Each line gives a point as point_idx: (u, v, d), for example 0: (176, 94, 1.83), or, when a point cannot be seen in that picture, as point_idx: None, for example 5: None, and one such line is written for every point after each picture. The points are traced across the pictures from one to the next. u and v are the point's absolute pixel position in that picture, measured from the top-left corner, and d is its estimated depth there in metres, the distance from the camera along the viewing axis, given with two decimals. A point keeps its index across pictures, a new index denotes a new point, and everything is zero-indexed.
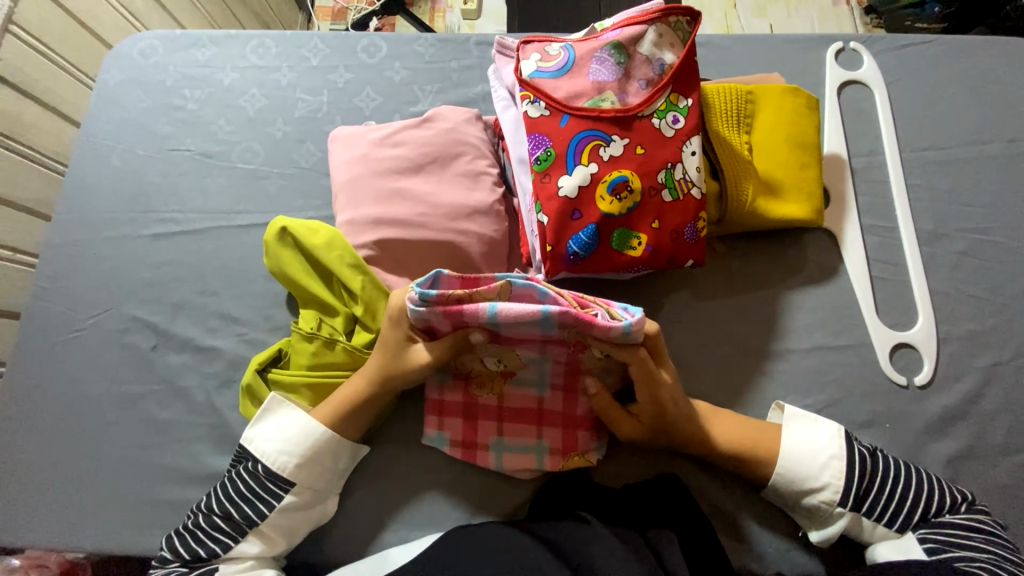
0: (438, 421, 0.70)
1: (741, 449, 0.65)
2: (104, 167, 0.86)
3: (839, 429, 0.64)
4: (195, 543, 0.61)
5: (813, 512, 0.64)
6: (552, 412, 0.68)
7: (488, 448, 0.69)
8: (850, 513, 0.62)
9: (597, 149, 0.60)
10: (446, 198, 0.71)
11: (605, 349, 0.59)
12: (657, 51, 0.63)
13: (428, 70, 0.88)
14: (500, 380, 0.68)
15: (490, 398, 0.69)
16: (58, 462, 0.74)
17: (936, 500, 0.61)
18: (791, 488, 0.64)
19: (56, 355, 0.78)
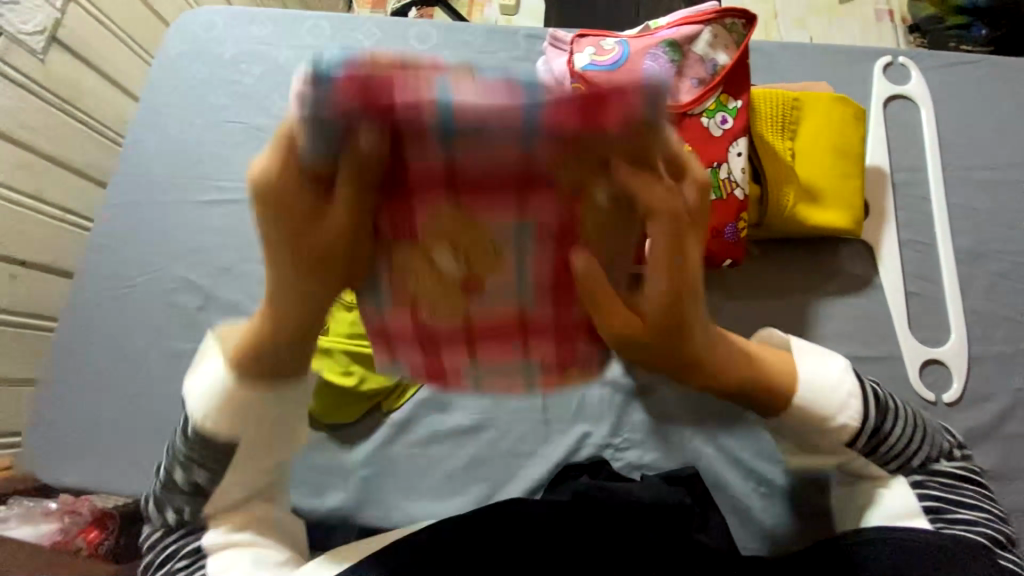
0: (388, 350, 0.51)
1: (763, 375, 0.52)
2: (162, 134, 0.90)
3: (849, 362, 0.54)
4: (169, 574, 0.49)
5: (824, 448, 0.55)
6: (540, 324, 0.47)
7: (460, 371, 0.51)
8: (852, 453, 0.54)
9: None
10: None
11: (621, 176, 0.38)
12: (711, 52, 0.64)
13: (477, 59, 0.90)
14: (461, 294, 0.44)
15: (446, 317, 0.45)
16: (105, 410, 0.78)
17: (932, 437, 0.55)
18: (795, 420, 0.53)
19: (108, 308, 0.82)
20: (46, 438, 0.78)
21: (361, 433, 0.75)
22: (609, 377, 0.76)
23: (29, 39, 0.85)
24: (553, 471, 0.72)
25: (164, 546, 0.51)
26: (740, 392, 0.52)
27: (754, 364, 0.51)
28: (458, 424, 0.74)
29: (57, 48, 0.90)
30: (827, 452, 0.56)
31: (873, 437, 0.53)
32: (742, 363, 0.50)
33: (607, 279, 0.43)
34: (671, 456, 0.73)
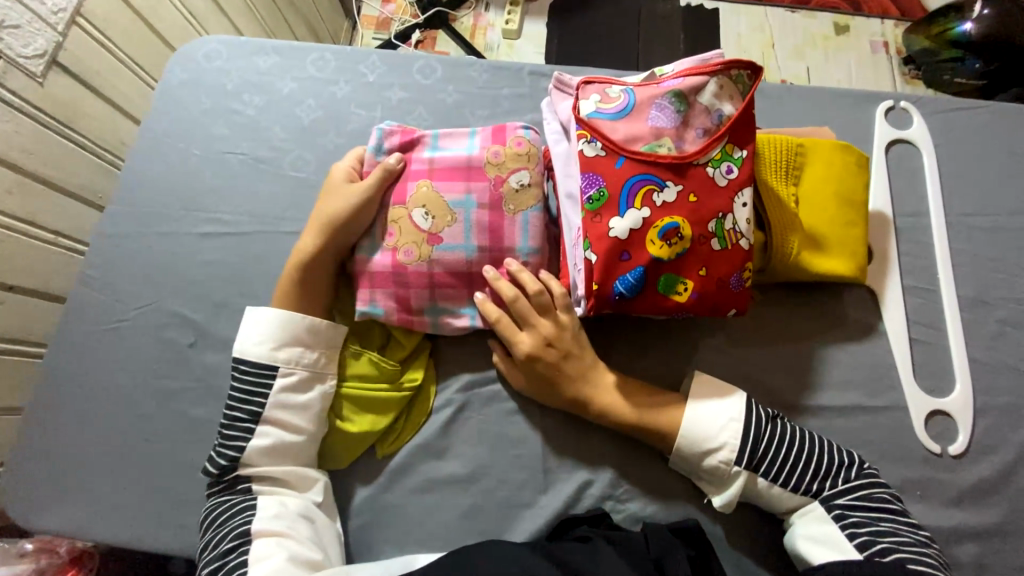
0: (369, 294, 0.71)
1: (651, 407, 0.69)
2: (160, 163, 0.89)
3: (741, 396, 0.67)
4: (217, 562, 0.58)
5: (712, 476, 0.67)
6: (456, 276, 0.71)
7: (423, 314, 0.72)
8: (745, 473, 0.65)
9: (651, 194, 0.61)
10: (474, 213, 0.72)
11: (544, 299, 0.70)
12: (716, 102, 0.64)
13: (481, 95, 0.90)
14: (427, 242, 0.71)
15: (419, 264, 0.71)
16: (89, 449, 0.76)
17: (823, 462, 0.64)
18: (692, 452, 0.67)
19: (98, 342, 0.80)
20: (26, 478, 0.75)
21: (353, 479, 0.72)
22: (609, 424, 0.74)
23: (28, 62, 0.84)
24: (549, 523, 0.70)
25: (209, 545, 0.60)
26: (633, 421, 0.69)
27: (646, 404, 0.70)
28: (454, 471, 0.72)
29: (57, 71, 0.88)
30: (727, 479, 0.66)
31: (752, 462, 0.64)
32: (637, 401, 0.70)
33: (539, 323, 0.70)
34: (673, 507, 0.71)
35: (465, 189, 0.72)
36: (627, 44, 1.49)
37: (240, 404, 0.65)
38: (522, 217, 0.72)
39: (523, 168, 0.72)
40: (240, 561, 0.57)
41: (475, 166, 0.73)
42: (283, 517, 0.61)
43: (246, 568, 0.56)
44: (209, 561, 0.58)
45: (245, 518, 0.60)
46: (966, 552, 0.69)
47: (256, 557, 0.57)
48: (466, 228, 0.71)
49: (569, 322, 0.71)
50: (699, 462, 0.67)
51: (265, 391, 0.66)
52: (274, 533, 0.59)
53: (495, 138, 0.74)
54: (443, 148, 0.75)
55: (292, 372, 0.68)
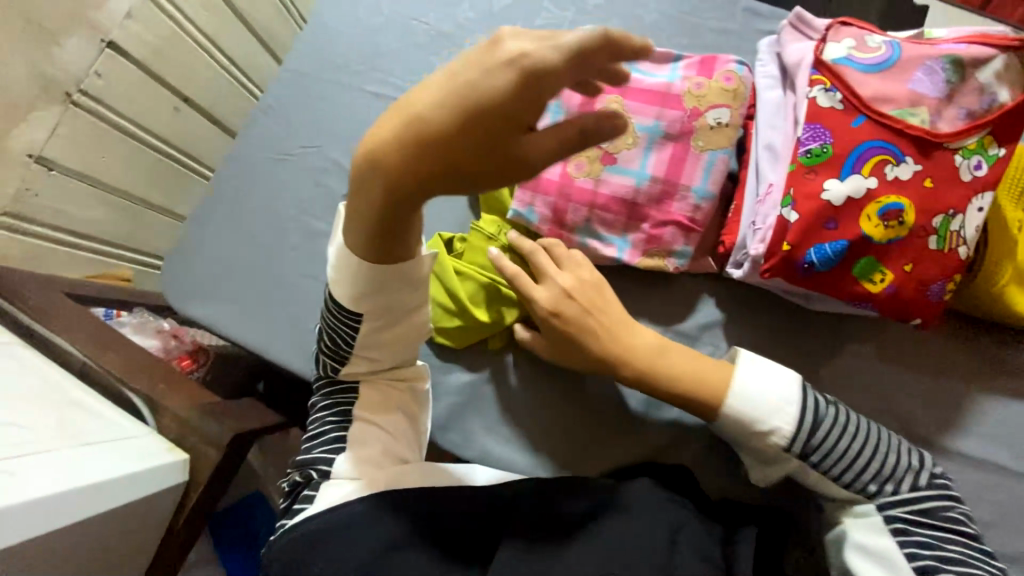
0: (529, 196, 0.70)
1: (694, 386, 0.62)
2: (349, 14, 0.89)
3: (797, 376, 0.60)
4: (320, 431, 0.61)
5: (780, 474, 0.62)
6: (620, 203, 0.68)
7: (574, 231, 0.70)
8: (795, 459, 0.59)
9: (884, 165, 0.54)
10: (660, 147, 0.68)
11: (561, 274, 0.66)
12: (995, 84, 0.54)
13: (684, 22, 0.83)
14: (601, 162, 0.69)
15: (587, 180, 0.69)
16: (238, 262, 0.82)
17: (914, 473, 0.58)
18: (742, 428, 0.60)
19: (263, 169, 0.85)
20: (181, 268, 0.83)
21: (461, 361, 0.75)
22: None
23: None
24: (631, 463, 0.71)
25: (318, 408, 0.63)
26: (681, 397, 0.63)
27: (683, 370, 0.62)
28: (555, 388, 0.73)
29: None
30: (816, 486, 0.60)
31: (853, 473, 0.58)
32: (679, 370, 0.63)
33: (570, 302, 0.65)
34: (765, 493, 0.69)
35: (658, 115, 0.68)
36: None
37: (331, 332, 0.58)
38: (708, 156, 0.67)
39: (725, 106, 0.67)
40: (341, 436, 0.59)
41: (673, 94, 0.68)
42: (383, 410, 0.62)
43: (345, 445, 0.59)
44: (312, 429, 0.61)
45: (346, 401, 0.61)
46: None
47: (355, 438, 0.59)
48: (643, 157, 0.68)
49: (596, 280, 0.66)
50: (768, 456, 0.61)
51: (350, 331, 0.57)
52: (373, 422, 0.60)
53: (702, 69, 0.68)
54: (642, 70, 0.71)
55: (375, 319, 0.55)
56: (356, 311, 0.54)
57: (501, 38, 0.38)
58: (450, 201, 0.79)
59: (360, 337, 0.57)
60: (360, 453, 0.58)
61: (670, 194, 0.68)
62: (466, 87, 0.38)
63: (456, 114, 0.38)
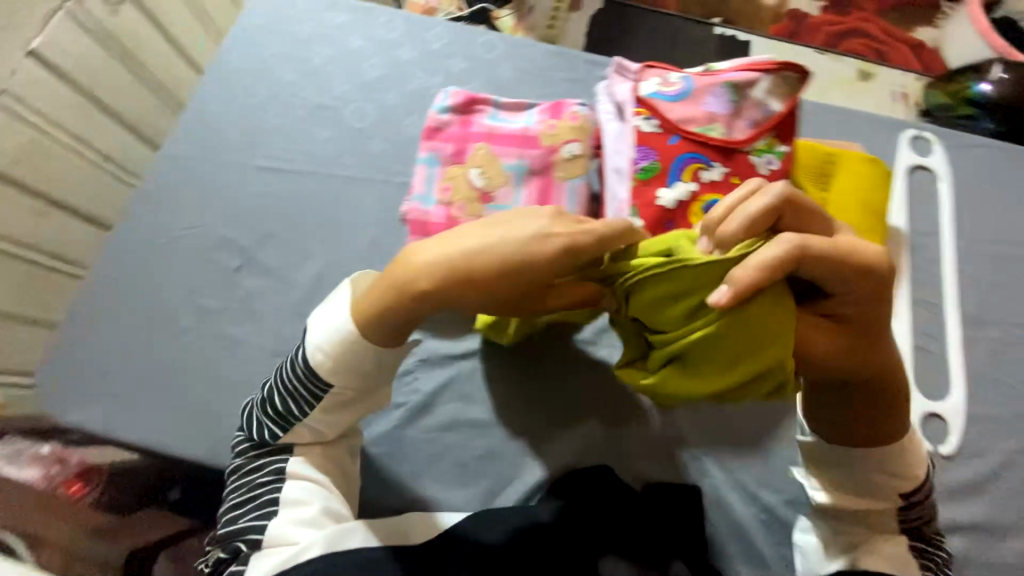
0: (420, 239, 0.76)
1: (880, 358, 0.52)
2: (225, 97, 0.93)
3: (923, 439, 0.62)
4: (249, 496, 0.58)
5: (874, 484, 0.59)
6: None
7: None
8: (895, 503, 0.60)
9: (699, 171, 0.66)
10: (526, 182, 0.77)
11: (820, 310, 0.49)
12: (767, 97, 0.68)
13: (538, 75, 0.96)
14: (479, 200, 0.77)
15: (469, 218, 0.76)
16: (134, 354, 0.80)
17: (918, 464, 0.60)
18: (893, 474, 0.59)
19: (148, 256, 0.84)
20: (62, 374, 0.79)
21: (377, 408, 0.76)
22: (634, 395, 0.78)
23: None
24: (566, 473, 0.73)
25: (249, 469, 0.60)
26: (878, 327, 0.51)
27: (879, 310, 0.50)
28: (476, 415, 0.77)
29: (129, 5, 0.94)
30: (881, 483, 0.59)
31: (902, 469, 0.59)
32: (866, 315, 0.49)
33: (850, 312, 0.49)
34: (677, 471, 0.75)
35: (520, 155, 0.78)
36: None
37: (291, 399, 0.57)
38: (570, 184, 0.76)
39: (575, 140, 0.77)
40: (274, 497, 0.57)
41: (530, 136, 0.79)
42: (318, 471, 0.59)
43: (276, 508, 0.56)
44: (241, 497, 0.58)
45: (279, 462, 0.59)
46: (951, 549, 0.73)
47: (291, 499, 0.56)
48: (515, 192, 0.77)
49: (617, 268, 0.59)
50: (862, 469, 0.59)
51: (310, 398, 0.56)
52: (310, 482, 0.58)
53: (553, 113, 0.80)
54: (503, 119, 0.81)
55: (341, 393, 0.56)
56: (331, 380, 0.55)
57: (560, 214, 0.50)
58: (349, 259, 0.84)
59: (322, 408, 0.56)
60: (293, 514, 0.55)
61: None
62: (513, 251, 0.46)
63: (464, 264, 0.46)
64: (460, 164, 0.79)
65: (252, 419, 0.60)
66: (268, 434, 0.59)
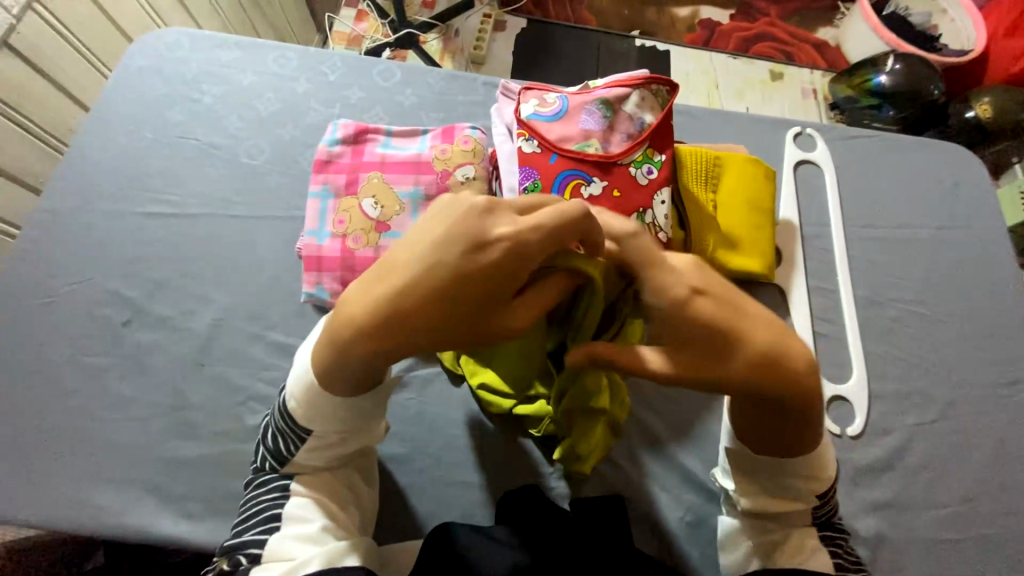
0: (316, 276, 0.75)
1: (739, 346, 0.44)
2: (109, 144, 0.89)
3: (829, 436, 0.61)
4: (249, 522, 0.52)
5: (788, 487, 0.57)
6: None
7: None
8: (808, 501, 0.58)
9: (579, 187, 0.69)
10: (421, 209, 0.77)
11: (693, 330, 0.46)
12: (639, 111, 0.72)
13: (437, 100, 0.96)
14: (375, 230, 0.76)
15: (367, 250, 0.75)
16: (3, 428, 0.71)
17: (830, 464, 0.57)
18: (804, 477, 0.56)
19: (22, 318, 0.77)
20: None
21: None
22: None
23: None
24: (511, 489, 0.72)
25: (254, 488, 0.55)
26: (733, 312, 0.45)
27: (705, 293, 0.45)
28: (393, 449, 0.74)
29: (6, 51, 0.85)
30: (800, 485, 0.56)
31: (812, 471, 0.55)
32: (702, 304, 0.45)
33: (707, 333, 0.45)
34: (601, 482, 0.75)
35: (414, 181, 0.78)
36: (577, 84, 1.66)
37: (281, 436, 0.53)
38: None
39: (468, 163, 0.78)
40: (275, 515, 0.52)
41: (424, 162, 0.79)
42: (325, 490, 0.55)
43: (279, 526, 0.51)
44: (241, 523, 0.53)
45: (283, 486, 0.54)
46: (864, 525, 0.76)
47: (292, 517, 0.51)
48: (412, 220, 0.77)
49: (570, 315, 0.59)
50: (787, 475, 0.56)
51: (299, 435, 0.52)
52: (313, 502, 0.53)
53: (444, 137, 0.80)
54: (395, 147, 0.81)
55: (327, 435, 0.52)
56: (309, 424, 0.50)
57: (492, 210, 0.43)
58: (249, 301, 0.80)
59: (306, 447, 0.53)
60: (295, 530, 0.51)
61: None
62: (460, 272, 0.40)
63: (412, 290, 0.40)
64: (354, 195, 0.78)
65: (256, 446, 0.57)
66: (269, 463, 0.55)
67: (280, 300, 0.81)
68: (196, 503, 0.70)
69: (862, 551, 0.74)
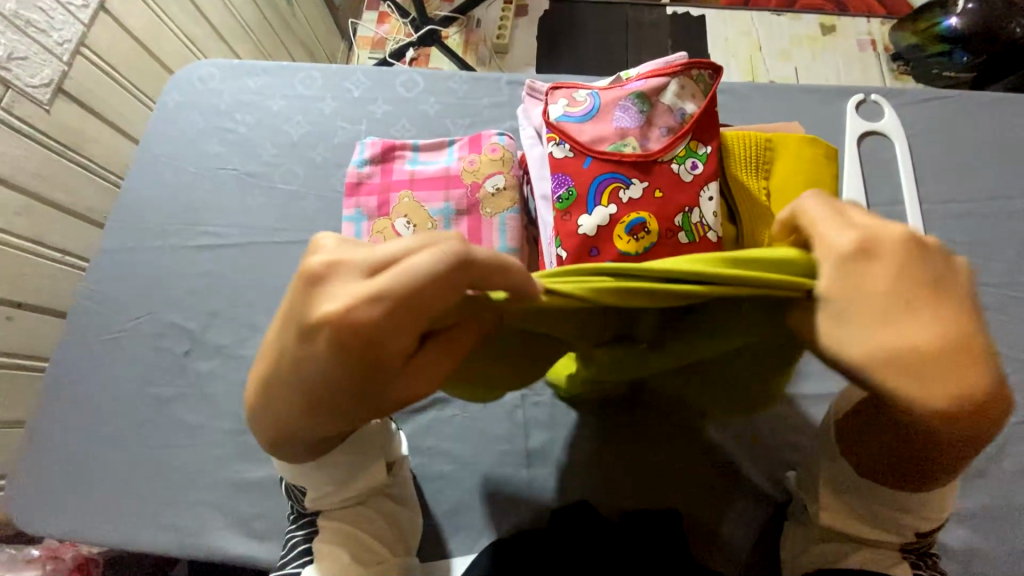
0: None
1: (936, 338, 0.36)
2: (157, 181, 0.93)
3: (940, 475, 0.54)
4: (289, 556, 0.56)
5: (881, 514, 0.52)
6: None
7: None
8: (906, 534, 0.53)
9: (617, 191, 0.64)
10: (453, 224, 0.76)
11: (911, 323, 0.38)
12: (678, 101, 0.66)
13: (462, 105, 0.94)
14: None
15: None
16: (91, 457, 0.78)
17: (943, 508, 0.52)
18: (906, 513, 0.52)
19: (97, 353, 0.83)
20: (23, 486, 0.77)
21: None
22: (605, 421, 0.76)
23: (35, 91, 0.86)
24: (561, 506, 0.70)
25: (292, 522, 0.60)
26: (902, 321, 0.37)
27: (865, 277, 0.38)
28: (441, 468, 0.74)
29: (63, 99, 0.90)
30: (900, 518, 0.52)
31: (922, 510, 0.51)
32: (841, 285, 0.38)
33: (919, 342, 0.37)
34: (655, 496, 0.72)
35: (444, 196, 0.76)
36: (605, 64, 1.58)
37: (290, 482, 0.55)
38: (500, 218, 0.74)
39: (497, 173, 0.76)
40: (308, 548, 0.55)
41: (453, 176, 0.77)
42: (353, 521, 0.56)
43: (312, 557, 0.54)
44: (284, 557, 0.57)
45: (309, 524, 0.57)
46: (958, 539, 0.68)
47: (325, 549, 0.53)
48: None
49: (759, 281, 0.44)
50: (884, 502, 0.52)
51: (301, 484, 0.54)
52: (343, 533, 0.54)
53: (472, 147, 0.78)
54: (424, 162, 0.80)
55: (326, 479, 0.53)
56: (301, 482, 0.54)
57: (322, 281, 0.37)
58: None
59: (310, 498, 0.55)
60: (329, 561, 0.52)
61: None
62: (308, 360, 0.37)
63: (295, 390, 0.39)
64: (386, 215, 0.77)
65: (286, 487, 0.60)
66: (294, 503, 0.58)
67: None
68: (261, 523, 0.73)
69: (956, 568, 0.67)
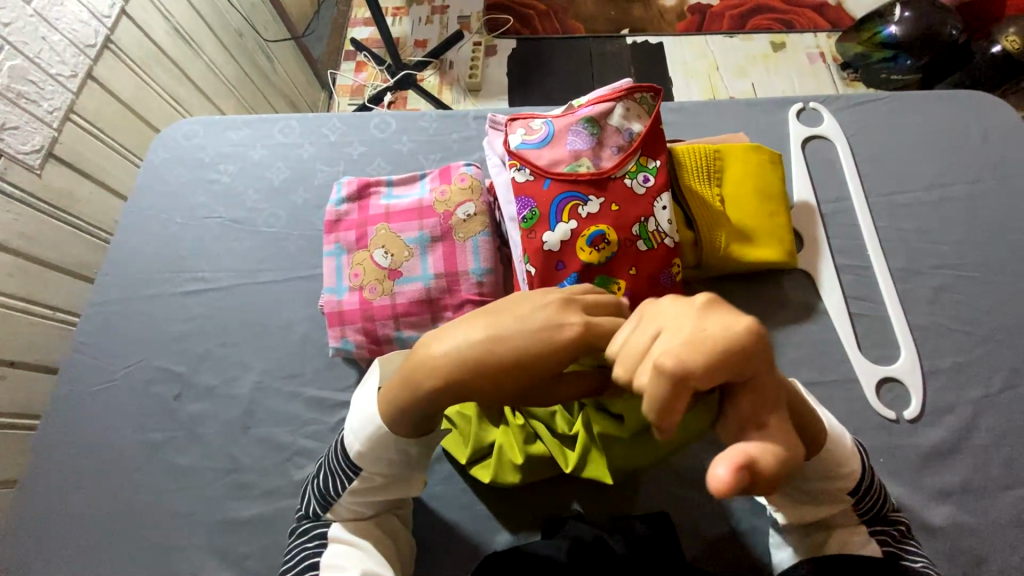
0: (340, 330, 0.79)
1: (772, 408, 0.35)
2: (145, 233, 0.97)
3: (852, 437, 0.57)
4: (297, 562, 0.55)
5: (814, 492, 0.56)
6: (416, 305, 0.79)
7: (390, 342, 0.78)
8: (846, 498, 0.56)
9: (576, 208, 0.70)
10: (428, 251, 0.80)
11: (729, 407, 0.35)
12: (625, 122, 0.72)
13: (433, 141, 1.00)
14: (389, 277, 0.80)
15: (383, 298, 0.79)
16: (82, 508, 0.78)
17: (853, 458, 0.55)
18: (825, 482, 0.55)
19: (89, 405, 0.85)
20: (14, 544, 0.77)
21: None
22: None
23: (27, 157, 0.91)
24: (553, 518, 0.72)
25: (297, 534, 0.59)
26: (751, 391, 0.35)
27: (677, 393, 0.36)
28: (433, 488, 0.76)
29: (54, 163, 0.95)
30: (822, 486, 0.55)
31: (832, 469, 0.54)
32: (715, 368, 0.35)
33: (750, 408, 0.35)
34: (645, 498, 0.74)
35: (419, 226, 0.81)
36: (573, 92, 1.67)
37: (330, 479, 0.57)
38: (471, 242, 0.80)
39: (467, 201, 0.81)
40: (313, 564, 0.54)
41: (426, 207, 0.82)
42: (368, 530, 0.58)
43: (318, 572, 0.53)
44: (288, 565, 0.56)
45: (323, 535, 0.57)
46: (940, 515, 0.70)
47: (331, 562, 0.54)
48: (421, 263, 0.80)
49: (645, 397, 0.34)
50: (806, 480, 0.56)
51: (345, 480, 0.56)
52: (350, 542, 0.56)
53: (443, 178, 0.84)
54: (398, 196, 0.85)
55: (373, 480, 0.55)
56: (360, 463, 0.54)
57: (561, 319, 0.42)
58: (283, 360, 0.85)
59: (349, 491, 0.56)
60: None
61: (453, 282, 0.79)
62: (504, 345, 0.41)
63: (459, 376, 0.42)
64: (365, 248, 0.82)
65: (305, 493, 0.61)
66: (314, 508, 0.59)
67: (310, 356, 0.85)
68: (255, 562, 0.73)
69: (941, 546, 0.69)
